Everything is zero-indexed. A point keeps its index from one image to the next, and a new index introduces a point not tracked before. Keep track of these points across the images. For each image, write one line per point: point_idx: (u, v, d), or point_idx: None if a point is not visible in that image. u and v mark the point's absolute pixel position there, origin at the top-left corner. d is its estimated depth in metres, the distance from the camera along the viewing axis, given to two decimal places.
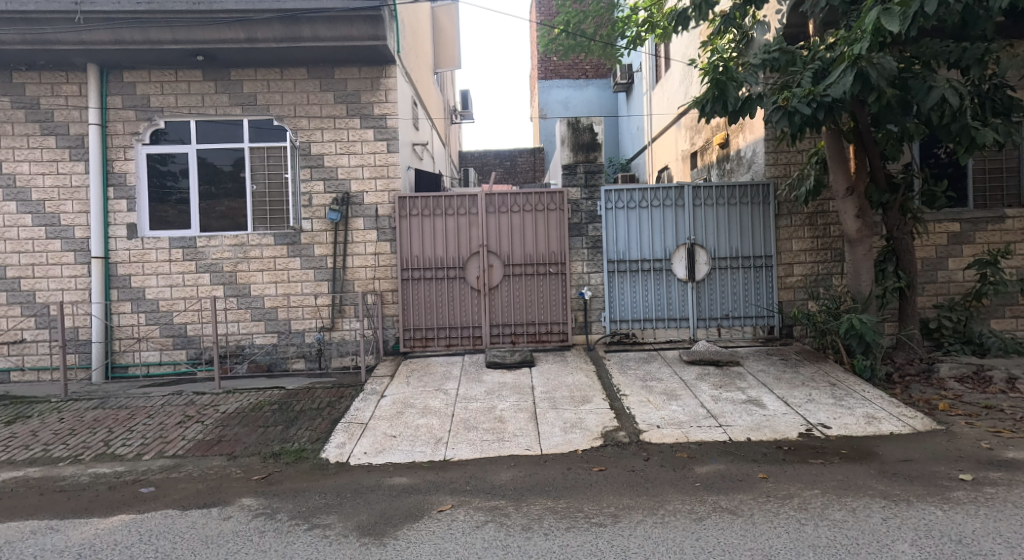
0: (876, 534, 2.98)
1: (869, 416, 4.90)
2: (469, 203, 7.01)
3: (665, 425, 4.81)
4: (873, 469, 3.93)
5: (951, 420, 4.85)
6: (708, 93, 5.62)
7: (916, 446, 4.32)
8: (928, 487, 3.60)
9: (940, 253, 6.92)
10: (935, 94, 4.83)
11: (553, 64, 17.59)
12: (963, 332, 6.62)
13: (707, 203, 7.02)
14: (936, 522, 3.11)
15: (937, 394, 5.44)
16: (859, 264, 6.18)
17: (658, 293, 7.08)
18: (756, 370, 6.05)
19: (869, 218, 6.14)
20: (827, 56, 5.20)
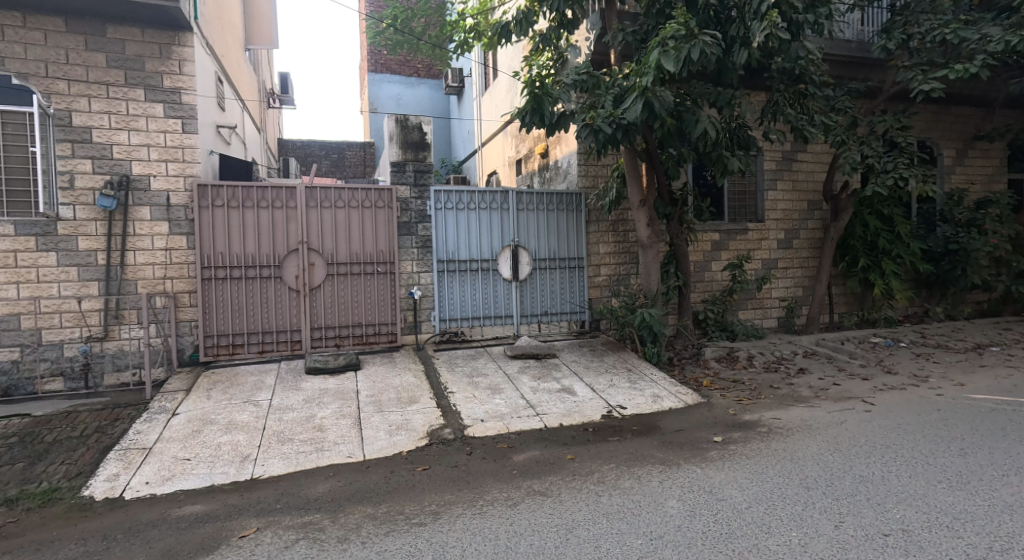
0: (651, 496, 3.91)
1: (655, 395, 6.09)
2: (286, 196, 6.71)
3: (488, 419, 5.36)
4: (654, 441, 4.97)
5: (710, 394, 6.22)
6: (527, 105, 6.41)
7: (685, 419, 5.51)
8: (692, 451, 4.72)
9: (706, 257, 8.57)
10: (700, 126, 6.10)
11: (383, 58, 16.95)
12: (721, 321, 8.21)
13: (530, 208, 7.70)
14: (693, 479, 4.17)
15: (703, 373, 6.84)
16: (649, 266, 7.46)
17: (486, 292, 7.58)
18: (569, 361, 6.93)
19: (656, 227, 7.43)
20: (623, 84, 6.26)
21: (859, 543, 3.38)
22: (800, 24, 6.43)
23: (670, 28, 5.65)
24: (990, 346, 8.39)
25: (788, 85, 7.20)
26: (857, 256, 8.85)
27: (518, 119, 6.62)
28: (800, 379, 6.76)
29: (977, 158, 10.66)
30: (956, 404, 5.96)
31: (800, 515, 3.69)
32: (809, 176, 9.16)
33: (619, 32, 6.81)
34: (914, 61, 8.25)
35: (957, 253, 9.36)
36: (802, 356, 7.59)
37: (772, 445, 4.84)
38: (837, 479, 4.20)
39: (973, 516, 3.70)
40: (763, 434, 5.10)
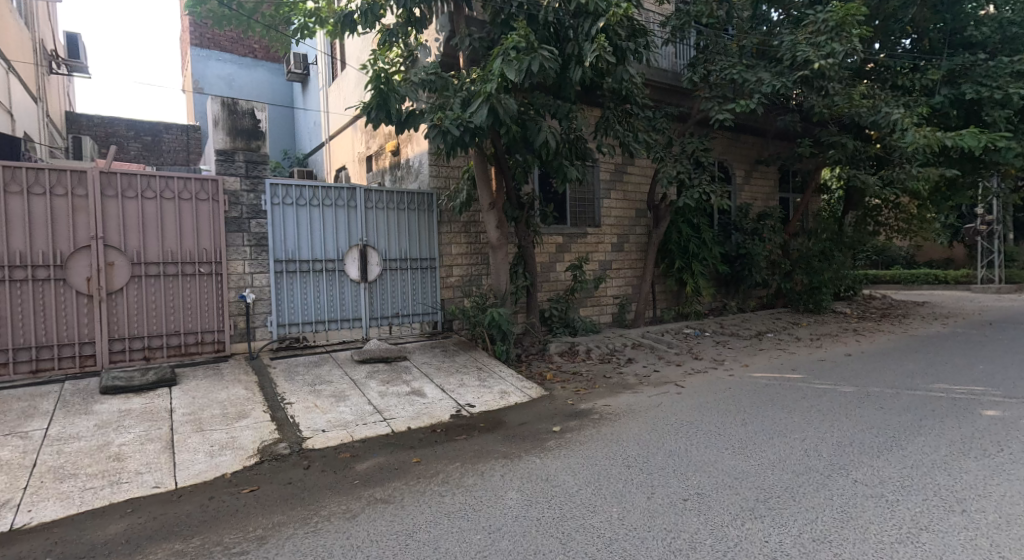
0: (493, 490, 4.06)
1: (503, 391, 6.42)
2: (76, 180, 5.86)
3: (330, 429, 5.15)
4: (499, 436, 5.21)
5: (553, 386, 6.89)
6: (374, 100, 6.51)
7: (530, 412, 5.94)
8: (533, 442, 5.07)
9: (551, 259, 9.35)
10: (541, 136, 6.50)
11: (210, 32, 14.96)
12: (565, 319, 8.97)
13: (378, 206, 7.67)
14: (531, 469, 4.45)
15: (547, 367, 7.56)
16: (499, 266, 7.78)
17: (332, 293, 7.32)
18: (421, 363, 6.88)
19: (505, 229, 7.74)
20: (470, 88, 6.41)
21: (665, 510, 3.81)
22: (624, 49, 7.07)
23: (512, 40, 6.01)
24: (766, 333, 10.77)
25: (617, 104, 8.14)
26: (673, 259, 10.88)
27: (364, 114, 6.68)
28: (628, 368, 7.88)
29: (757, 178, 13.60)
30: (740, 383, 7.31)
31: (619, 492, 4.06)
32: (635, 188, 10.70)
33: (467, 36, 7.12)
34: (712, 93, 10.27)
35: (746, 257, 11.97)
36: (630, 347, 8.83)
37: (601, 431, 5.40)
38: (651, 455, 4.77)
39: (749, 474, 4.40)
40: (595, 421, 5.70)
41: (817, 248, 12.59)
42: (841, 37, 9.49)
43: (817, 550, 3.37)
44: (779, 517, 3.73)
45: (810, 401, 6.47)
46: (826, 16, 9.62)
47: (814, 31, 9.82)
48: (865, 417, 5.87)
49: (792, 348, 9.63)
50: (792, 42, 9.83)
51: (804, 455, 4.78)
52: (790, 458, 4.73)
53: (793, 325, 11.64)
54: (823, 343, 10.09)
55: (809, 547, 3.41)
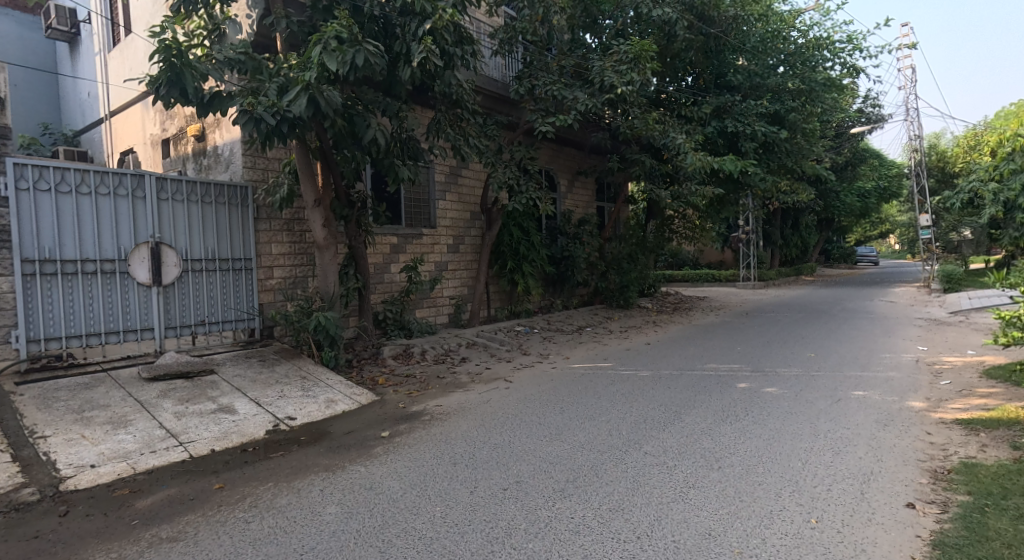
0: (310, 505, 3.85)
1: (329, 400, 6.03)
2: None
3: (102, 462, 4.43)
4: (323, 447, 4.93)
5: (385, 390, 6.64)
6: (161, 75, 5.80)
7: (357, 419, 5.66)
8: (358, 450, 4.89)
9: (386, 259, 9.06)
10: (370, 132, 6.19)
11: None
12: (399, 320, 8.77)
13: (175, 198, 6.86)
14: (357, 477, 4.36)
15: (380, 371, 7.26)
16: (326, 267, 7.26)
17: (114, 301, 6.35)
18: (232, 376, 6.22)
19: (332, 227, 7.28)
20: (288, 75, 5.93)
21: (486, 502, 4.02)
22: (451, 54, 7.04)
23: (331, 29, 5.64)
24: (585, 327, 11.52)
25: (448, 108, 8.19)
26: (505, 260, 11.16)
27: (152, 90, 5.95)
28: (461, 367, 7.92)
29: (578, 188, 14.57)
30: (563, 373, 7.80)
31: (444, 490, 4.19)
32: (470, 190, 10.82)
33: (284, 17, 6.64)
34: (537, 106, 10.74)
35: (570, 258, 12.70)
36: (465, 346, 8.90)
37: (432, 432, 5.42)
38: (476, 450, 4.98)
39: (561, 458, 4.81)
40: (425, 422, 5.67)
41: (623, 250, 13.81)
42: (639, 68, 10.53)
43: (611, 518, 3.82)
44: (583, 493, 4.16)
45: (615, 384, 7.18)
46: (626, 48, 10.60)
47: (618, 61, 10.69)
48: (655, 395, 6.70)
49: (604, 339, 10.50)
50: (602, 68, 10.61)
51: (607, 435, 5.35)
52: (596, 439, 5.26)
53: (607, 319, 12.64)
54: (631, 334, 11.11)
55: (607, 516, 3.85)
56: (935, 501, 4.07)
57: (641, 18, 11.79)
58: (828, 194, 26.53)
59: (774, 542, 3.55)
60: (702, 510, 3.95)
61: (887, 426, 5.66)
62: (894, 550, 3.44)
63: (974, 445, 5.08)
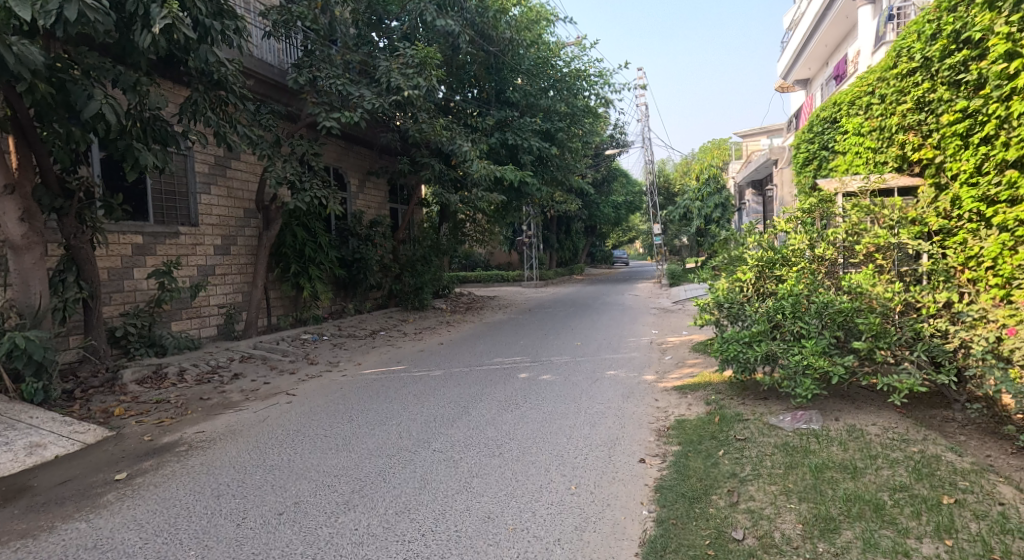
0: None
1: (32, 445, 4.75)
2: None
3: None
4: (17, 508, 3.86)
5: (123, 424, 5.48)
6: None
7: (76, 464, 4.56)
8: (78, 503, 3.91)
9: (125, 263, 7.62)
10: (92, 106, 5.09)
11: None
12: (147, 336, 7.50)
13: None
14: (75, 537, 3.48)
15: (116, 401, 6.00)
16: (28, 274, 5.83)
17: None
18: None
19: (35, 223, 5.89)
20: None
21: (255, 532, 3.48)
22: (207, 27, 6.12)
23: None
24: (379, 331, 11.00)
25: (208, 89, 7.10)
26: (288, 263, 10.19)
27: None
28: (232, 386, 6.89)
29: (369, 188, 13.95)
30: (353, 381, 7.23)
31: (202, 529, 3.53)
32: (241, 185, 9.63)
33: None
34: (320, 99, 9.93)
35: (361, 260, 12.00)
36: (237, 361, 7.83)
37: (187, 464, 4.56)
38: (247, 477, 4.28)
39: (346, 469, 4.37)
40: (180, 455, 4.75)
41: (416, 252, 13.55)
42: (425, 74, 10.36)
43: (397, 521, 3.59)
44: (369, 501, 3.83)
45: (406, 387, 6.87)
46: (412, 51, 10.35)
47: (404, 64, 10.39)
48: (443, 393, 6.53)
49: (398, 342, 10.13)
50: (388, 68, 10.22)
51: (395, 437, 5.03)
52: (384, 443, 4.91)
53: (401, 322, 12.23)
54: (425, 335, 10.90)
55: (392, 520, 3.61)
56: (658, 453, 4.62)
57: (426, 26, 11.65)
58: (591, 205, 29.27)
59: (542, 514, 3.69)
60: (483, 495, 3.92)
61: (628, 397, 6.24)
62: (629, 499, 3.85)
63: (684, 405, 5.82)
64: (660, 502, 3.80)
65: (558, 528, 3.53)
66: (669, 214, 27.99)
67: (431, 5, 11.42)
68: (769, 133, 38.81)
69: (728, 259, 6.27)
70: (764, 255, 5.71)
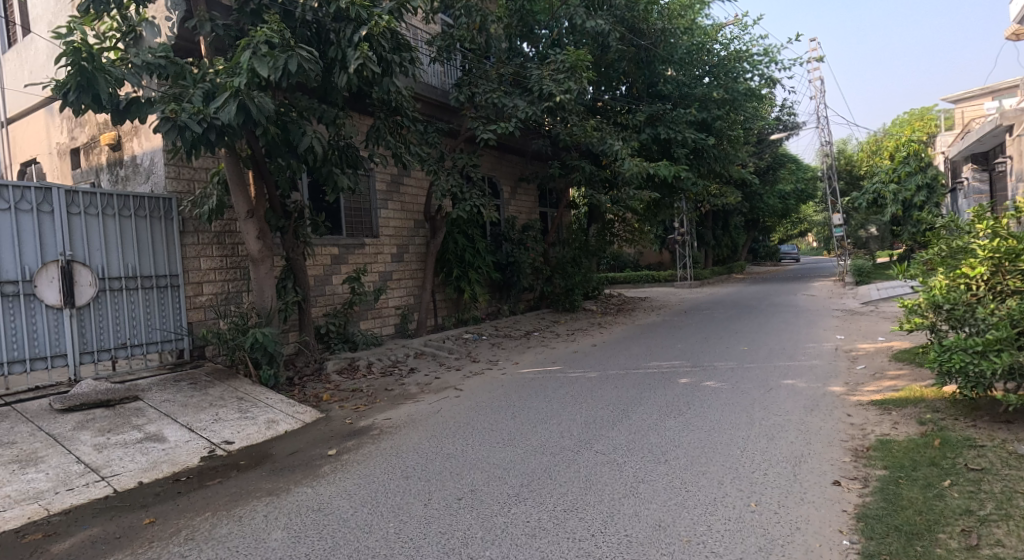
0: (254, 533, 3.73)
1: (269, 420, 5.83)
2: None
3: (14, 504, 4.13)
4: (264, 470, 4.76)
5: (330, 407, 6.43)
6: (71, 80, 5.53)
7: (301, 438, 5.48)
8: (303, 471, 4.72)
9: (326, 271, 8.82)
10: (305, 140, 6.13)
11: None
12: (343, 333, 8.62)
13: (90, 212, 6.44)
14: (305, 499, 4.21)
15: (324, 388, 7.04)
16: (262, 281, 7.04)
17: (18, 326, 5.88)
18: (159, 402, 5.95)
19: (268, 240, 7.07)
20: (213, 80, 5.80)
21: (441, 513, 3.94)
22: (389, 61, 6.92)
23: (263, 34, 5.53)
24: (534, 332, 11.52)
25: (387, 115, 8.02)
26: (451, 268, 11.03)
27: (59, 93, 5.67)
28: (410, 378, 7.72)
29: (521, 194, 14.58)
30: (513, 379, 7.71)
31: (398, 504, 4.09)
32: (413, 199, 10.65)
33: (208, 21, 6.42)
34: (477, 114, 10.67)
35: (514, 264, 12.63)
36: (413, 356, 8.73)
37: (381, 446, 5.26)
38: (429, 462, 4.84)
39: (515, 463, 4.75)
40: (374, 437, 5.49)
41: (568, 253, 13.95)
42: (575, 77, 10.62)
43: (567, 518, 3.84)
44: (538, 496, 4.15)
45: (570, 387, 7.16)
46: (563, 57, 10.69)
47: (555, 70, 10.79)
48: (603, 395, 6.73)
49: (553, 342, 10.53)
50: (540, 76, 10.69)
51: (559, 436, 5.34)
52: (549, 441, 5.24)
53: (555, 323, 12.68)
54: (579, 336, 11.19)
55: (562, 517, 3.86)
56: (857, 478, 4.37)
57: (575, 29, 11.98)
58: (753, 197, 27.82)
59: (717, 529, 3.68)
60: (652, 502, 4.04)
61: (813, 410, 5.97)
62: (825, 526, 3.67)
63: (888, 423, 5.43)
64: (866, 533, 3.55)
65: (739, 546, 3.46)
66: (854, 200, 25.28)
67: (580, 7, 11.72)
68: (999, 92, 33.51)
69: (946, 250, 5.60)
70: (1002, 246, 4.92)
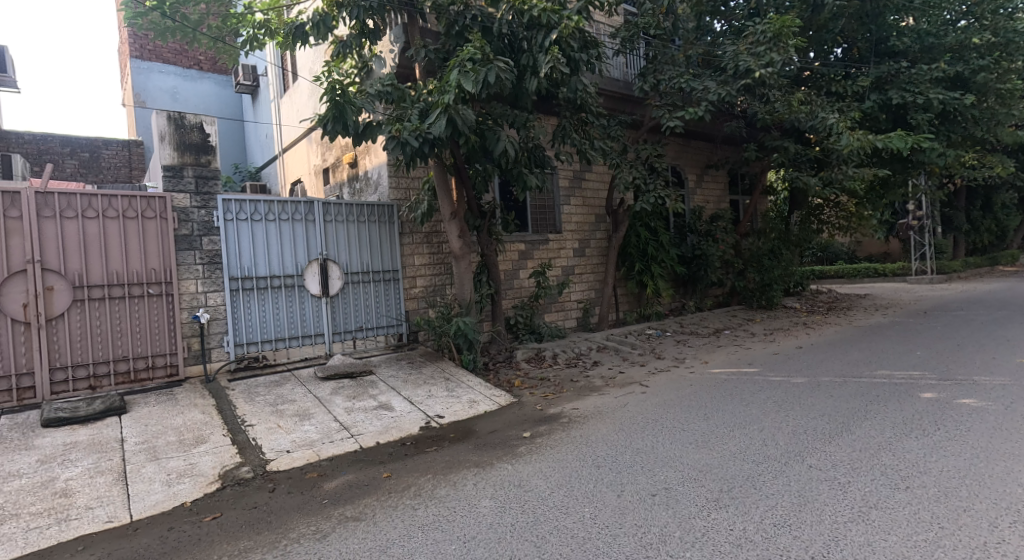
0: (467, 498, 4.23)
1: (471, 400, 6.47)
2: (9, 203, 5.75)
3: (295, 449, 5.20)
4: (471, 445, 5.30)
5: (521, 393, 6.91)
6: (329, 113, 6.61)
7: (500, 419, 6.00)
8: (503, 449, 5.17)
9: (514, 265, 9.42)
10: (501, 145, 6.68)
11: (152, 44, 14.82)
12: (530, 324, 9.12)
13: (337, 219, 7.72)
14: (507, 474, 4.64)
15: (515, 374, 7.57)
16: (462, 276, 7.82)
17: (292, 310, 7.33)
18: (387, 376, 6.94)
19: (468, 238, 7.80)
20: (427, 100, 6.58)
21: (635, 506, 4.04)
22: (577, 60, 7.23)
23: (468, 51, 6.12)
24: (723, 330, 11.07)
25: (572, 113, 8.31)
26: (634, 261, 11.03)
27: (320, 126, 6.79)
28: (594, 371, 7.95)
29: (709, 182, 14.00)
30: (703, 379, 7.52)
31: (591, 491, 4.29)
32: (595, 193, 10.85)
33: (422, 48, 7.34)
34: (663, 101, 10.52)
35: (702, 257, 12.23)
36: (595, 350, 8.95)
37: (571, 433, 5.55)
38: (618, 454, 5.00)
39: (711, 467, 4.67)
40: (564, 424, 5.81)
41: (765, 246, 13.11)
42: (779, 47, 9.81)
43: (777, 534, 3.63)
44: (742, 505, 4.00)
45: (767, 392, 6.78)
46: (764, 28, 10.03)
47: (754, 42, 10.21)
48: (815, 405, 6.26)
49: (747, 342, 10.01)
50: (735, 52, 10.22)
51: (760, 445, 5.11)
52: (748, 448, 5.06)
53: (748, 322, 11.99)
54: (777, 337, 10.46)
55: (771, 531, 3.66)
56: None
57: None
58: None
59: None
60: (892, 534, 3.58)
61: None
62: None
63: None
64: None
65: None
66: None
67: None
68: None
69: None
70: None
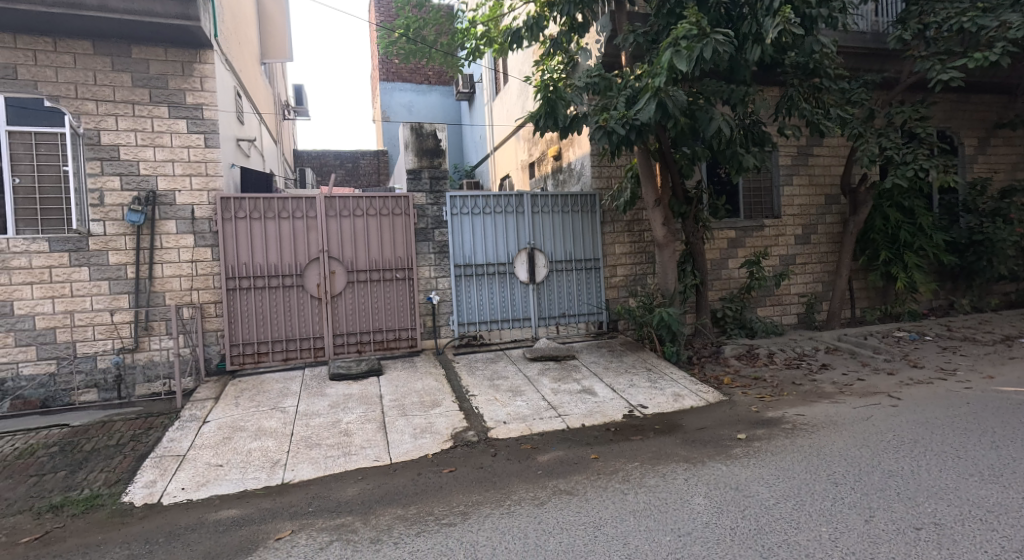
0: (678, 491, 4.14)
1: (676, 394, 6.24)
2: (306, 206, 7.19)
3: (511, 421, 5.64)
4: (678, 438, 5.15)
5: (732, 391, 6.44)
6: (541, 108, 6.77)
7: (710, 416, 5.71)
8: (715, 448, 4.92)
9: (722, 254, 8.83)
10: (713, 125, 6.26)
11: (394, 66, 17.10)
12: (739, 318, 8.47)
13: (543, 211, 8.07)
14: (723, 475, 4.38)
15: (723, 370, 7.09)
16: (666, 265, 7.58)
17: (503, 295, 7.96)
18: (590, 361, 7.13)
19: (672, 226, 7.54)
20: (635, 85, 6.54)
21: (890, 536, 3.47)
22: (813, 17, 6.50)
23: (682, 28, 5.81)
24: (1018, 338, 8.69)
25: (803, 80, 7.31)
26: (878, 250, 9.28)
27: (531, 122, 6.98)
28: (823, 375, 6.99)
29: (999, 145, 11.00)
30: (984, 397, 6.08)
31: (829, 510, 3.81)
32: (825, 169, 9.40)
33: (629, 33, 7.22)
34: (931, 51, 8.57)
35: (984, 241, 9.56)
36: (823, 351, 7.88)
37: (796, 442, 5.00)
38: (862, 473, 4.35)
39: (1009, 508, 3.75)
40: (787, 431, 5.26)
41: None
42: None
43: None
44: None
45: None
46: None
47: None
48: None
49: None
50: None
51: None
52: None
53: None
54: None
55: None
56: None
57: None
58: None
59: None
60: None
61: None
62: None
63: None
64: None
65: None
66: None
67: None
68: None
69: None
70: None
